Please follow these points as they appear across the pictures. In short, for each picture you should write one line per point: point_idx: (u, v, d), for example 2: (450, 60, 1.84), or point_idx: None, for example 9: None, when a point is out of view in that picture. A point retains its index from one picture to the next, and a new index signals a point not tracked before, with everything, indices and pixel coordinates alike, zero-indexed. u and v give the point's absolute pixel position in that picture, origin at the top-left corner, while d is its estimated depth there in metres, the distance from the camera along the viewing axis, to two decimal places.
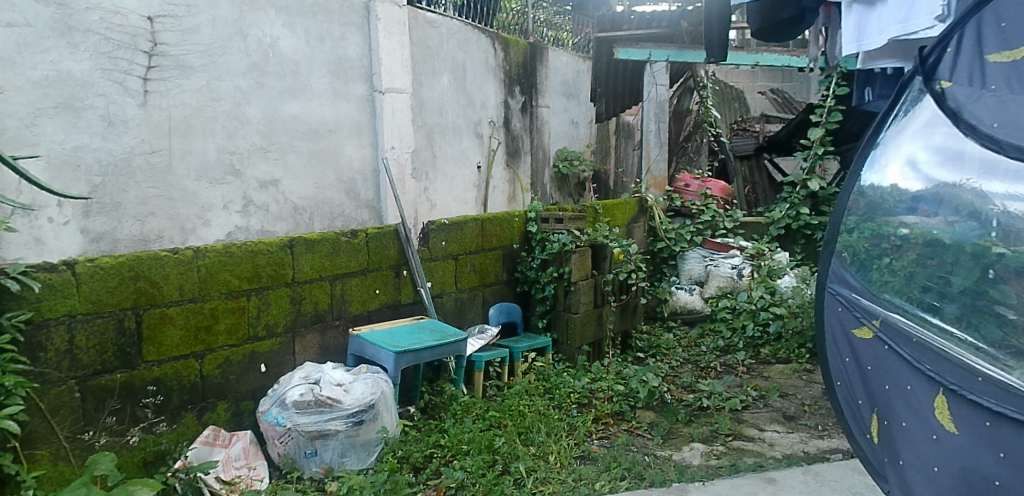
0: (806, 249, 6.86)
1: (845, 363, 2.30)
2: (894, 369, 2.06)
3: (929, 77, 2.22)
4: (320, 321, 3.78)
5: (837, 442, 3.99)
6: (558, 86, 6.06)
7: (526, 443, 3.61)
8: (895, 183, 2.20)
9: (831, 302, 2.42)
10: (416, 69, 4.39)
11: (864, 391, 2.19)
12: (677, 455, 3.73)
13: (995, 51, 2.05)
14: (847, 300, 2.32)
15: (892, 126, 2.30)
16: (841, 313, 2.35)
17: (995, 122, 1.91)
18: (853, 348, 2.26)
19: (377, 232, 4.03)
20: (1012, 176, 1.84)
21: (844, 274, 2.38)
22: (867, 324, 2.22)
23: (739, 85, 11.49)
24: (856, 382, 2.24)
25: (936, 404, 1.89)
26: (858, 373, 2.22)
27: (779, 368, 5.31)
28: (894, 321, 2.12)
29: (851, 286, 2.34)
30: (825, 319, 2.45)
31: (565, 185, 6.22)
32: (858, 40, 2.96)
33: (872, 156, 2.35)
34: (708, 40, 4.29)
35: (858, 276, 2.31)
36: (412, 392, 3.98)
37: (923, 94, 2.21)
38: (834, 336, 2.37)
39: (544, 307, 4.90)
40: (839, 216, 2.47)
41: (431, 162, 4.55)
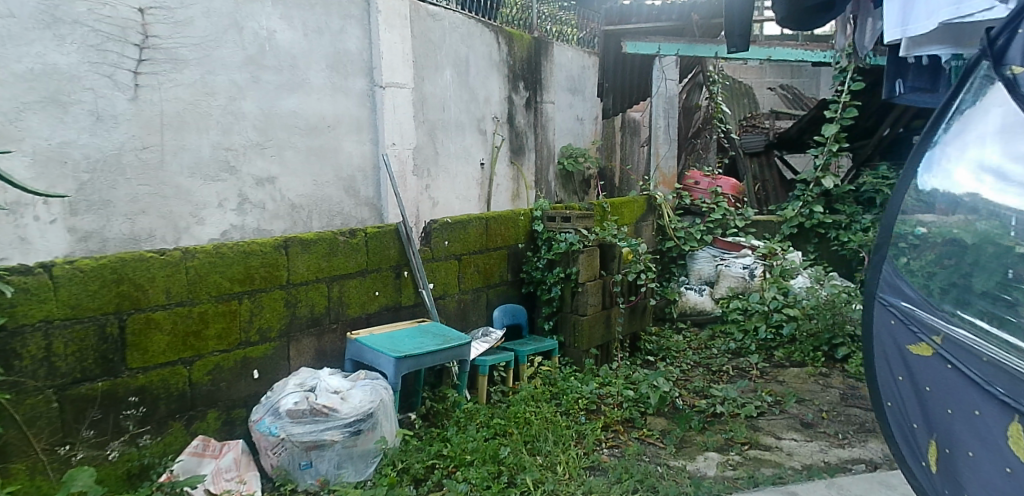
0: (819, 248, 6.65)
1: (897, 381, 2.34)
2: (957, 389, 2.10)
3: (998, 61, 2.17)
4: (317, 325, 3.61)
5: (859, 451, 3.83)
6: (562, 81, 5.88)
7: (532, 453, 3.44)
8: (961, 187, 2.24)
9: (881, 313, 2.48)
10: (418, 64, 4.21)
11: (920, 415, 2.23)
12: (691, 465, 3.57)
13: None
14: (900, 311, 2.39)
15: (952, 125, 2.33)
16: (894, 326, 2.41)
17: None
18: (907, 366, 2.31)
19: (377, 231, 3.85)
20: None
21: (893, 284, 2.45)
22: (925, 341, 2.27)
23: (746, 80, 11.27)
24: (911, 403, 2.28)
25: (1009, 432, 1.90)
26: (915, 393, 2.26)
27: (793, 371, 5.15)
28: (956, 338, 2.16)
29: (904, 297, 2.40)
30: (873, 332, 2.50)
31: (570, 182, 6.05)
32: (904, 24, 2.78)
33: (929, 158, 2.39)
34: (729, 30, 4.11)
35: (912, 285, 2.37)
36: (413, 398, 3.81)
37: (994, 81, 2.18)
38: (884, 351, 2.43)
39: (551, 308, 4.73)
40: (889, 220, 2.50)
41: (433, 159, 4.38)
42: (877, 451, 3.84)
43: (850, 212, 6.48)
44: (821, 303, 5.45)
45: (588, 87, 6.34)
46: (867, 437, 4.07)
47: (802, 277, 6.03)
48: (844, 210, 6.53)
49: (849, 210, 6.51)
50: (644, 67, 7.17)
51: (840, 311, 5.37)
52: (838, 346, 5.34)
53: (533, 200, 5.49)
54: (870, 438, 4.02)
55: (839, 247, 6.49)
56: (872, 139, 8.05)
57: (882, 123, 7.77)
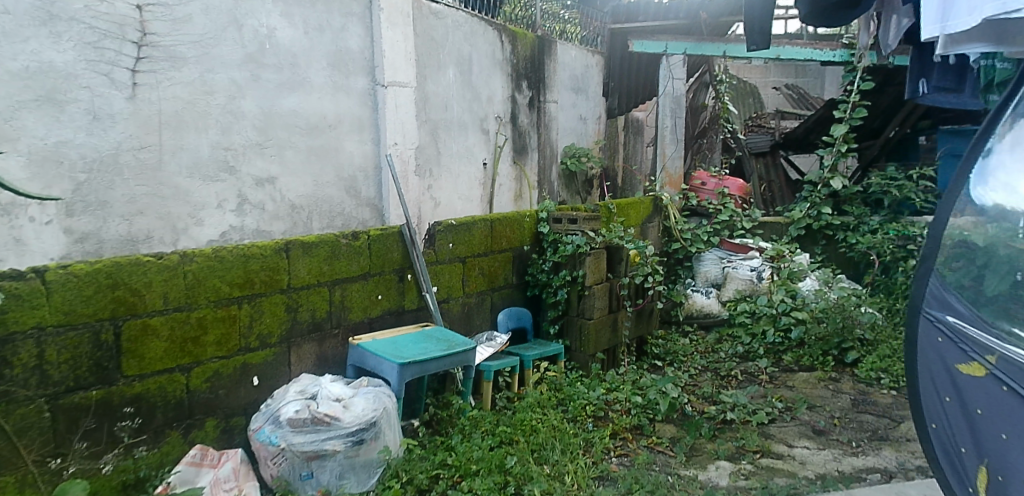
0: (827, 250, 6.56)
1: (944, 403, 2.33)
2: (1010, 412, 2.08)
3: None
4: (318, 330, 3.52)
5: (873, 460, 3.74)
6: (565, 80, 5.78)
7: (539, 462, 3.35)
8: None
9: (927, 329, 2.44)
10: (420, 62, 4.12)
11: (970, 438, 2.21)
12: (702, 475, 3.50)
13: None
14: (947, 327, 2.35)
15: (1008, 133, 2.27)
16: (942, 344, 2.37)
17: None
18: (956, 386, 2.29)
19: (380, 233, 3.76)
20: None
21: (941, 299, 2.40)
22: (977, 360, 2.23)
23: (750, 80, 11.18)
24: (960, 425, 2.26)
25: None
26: (964, 415, 2.24)
27: (803, 376, 5.05)
28: (1009, 357, 2.12)
29: (953, 312, 2.34)
30: (919, 349, 2.46)
31: (573, 182, 5.96)
32: (943, 20, 2.69)
33: (981, 170, 2.31)
34: (748, 24, 4.06)
35: (962, 300, 2.31)
36: (415, 404, 3.71)
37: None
38: (930, 371, 2.40)
39: (556, 312, 4.62)
40: (936, 228, 2.42)
41: (435, 159, 4.29)
42: (892, 459, 3.75)
43: (858, 213, 6.38)
44: (830, 306, 5.38)
45: (592, 86, 6.25)
46: (881, 445, 3.98)
47: (809, 280, 5.94)
48: (852, 211, 6.43)
49: (858, 212, 6.40)
50: (649, 66, 7.07)
51: (848, 314, 5.28)
52: (848, 350, 5.24)
53: (536, 201, 5.41)
54: (884, 446, 3.93)
55: (847, 249, 6.38)
56: (878, 139, 7.95)
57: (890, 124, 7.66)
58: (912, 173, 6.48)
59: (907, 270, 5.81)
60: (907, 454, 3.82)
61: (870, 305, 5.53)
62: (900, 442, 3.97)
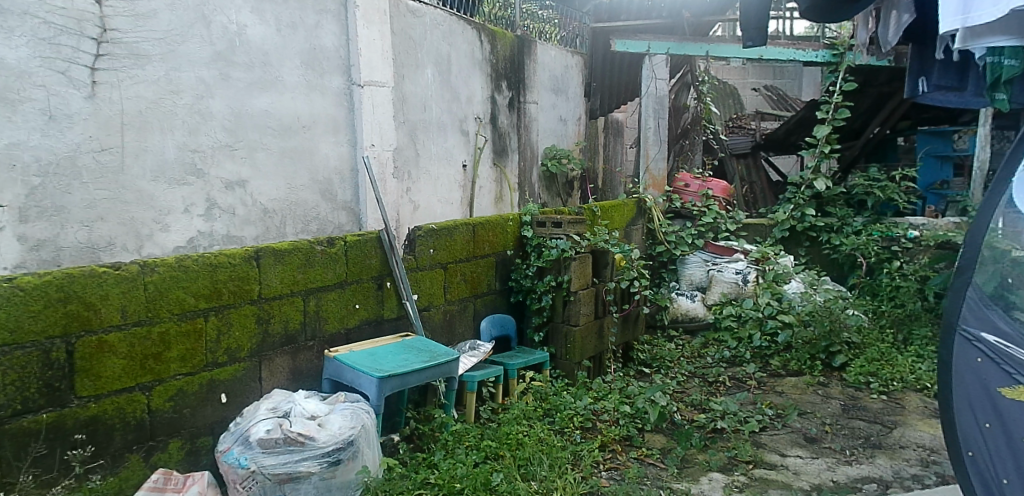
0: (810, 252, 6.40)
1: (985, 431, 2.28)
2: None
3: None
4: (291, 343, 3.34)
5: (867, 468, 3.64)
6: (547, 81, 5.65)
7: (526, 478, 3.19)
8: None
9: (964, 348, 2.35)
10: (398, 61, 3.95)
11: (1015, 469, 2.20)
12: (695, 488, 3.39)
13: None
14: (990, 347, 2.30)
15: None
16: (982, 365, 2.31)
17: None
18: (997, 411, 2.27)
19: (357, 239, 3.58)
20: None
21: (981, 315, 2.33)
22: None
23: (729, 81, 11.07)
24: (1002, 453, 2.24)
25: None
26: (1007, 442, 2.23)
27: (791, 381, 4.95)
28: None
29: (995, 330, 2.30)
30: (951, 368, 2.37)
31: (554, 184, 5.81)
32: (965, 12, 2.74)
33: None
34: (745, 21, 3.95)
35: (1005, 318, 2.29)
36: (396, 417, 3.53)
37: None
38: (967, 394, 2.33)
39: (541, 318, 4.48)
40: (975, 236, 2.34)
41: (414, 161, 4.11)
42: (886, 467, 3.65)
43: (841, 214, 6.25)
44: (817, 310, 5.24)
45: (572, 87, 6.10)
46: (875, 452, 3.88)
47: (796, 282, 5.80)
48: (835, 212, 6.28)
49: (841, 213, 6.26)
50: (631, 66, 6.98)
51: (837, 317, 5.14)
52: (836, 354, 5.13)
53: (517, 204, 5.25)
54: (878, 454, 3.82)
55: (830, 251, 6.27)
56: (858, 141, 7.84)
57: (872, 123, 7.54)
58: (895, 173, 6.40)
59: (892, 272, 5.74)
60: (902, 462, 3.72)
61: (856, 307, 5.45)
62: (893, 449, 3.87)
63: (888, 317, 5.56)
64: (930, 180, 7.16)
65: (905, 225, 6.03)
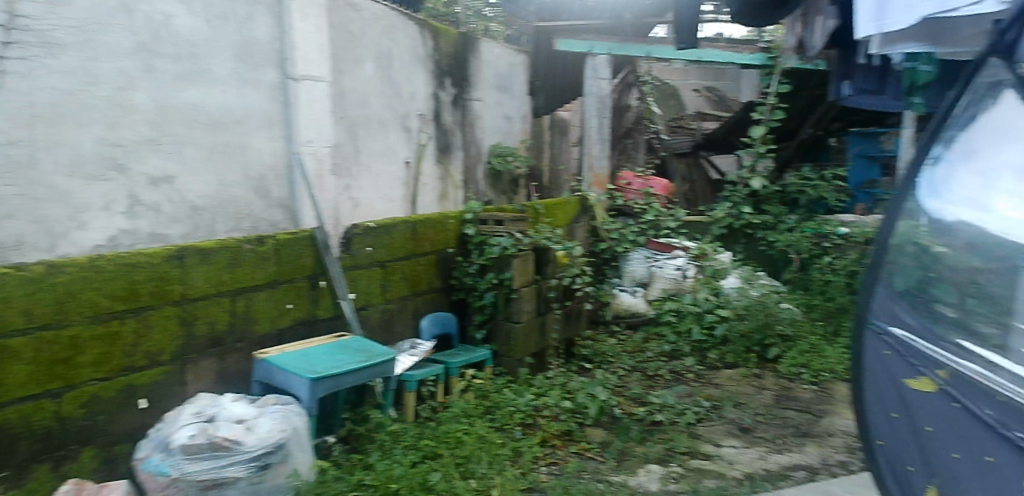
0: (747, 248, 6.61)
1: (890, 420, 2.14)
2: (967, 432, 1.93)
3: (1011, 57, 2.02)
4: (218, 345, 3.26)
5: (797, 456, 3.74)
6: (491, 79, 5.62)
7: (465, 476, 3.20)
8: (1003, 221, 1.99)
9: (872, 342, 2.21)
10: (336, 56, 3.88)
11: (919, 458, 2.06)
12: (632, 480, 3.43)
13: None
14: (897, 340, 2.16)
15: (957, 136, 2.10)
16: (890, 357, 2.17)
17: None
18: (904, 402, 2.11)
19: (289, 238, 3.52)
20: None
21: (890, 308, 2.20)
22: (927, 375, 2.08)
23: (671, 81, 11.24)
24: (909, 444, 2.09)
25: None
26: (912, 433, 2.08)
27: (727, 374, 5.09)
28: (965, 373, 1.98)
29: (902, 323, 2.17)
30: (861, 362, 2.24)
31: (499, 182, 5.78)
32: (880, 19, 2.86)
33: (929, 180, 2.13)
34: (678, 24, 4.02)
35: (911, 311, 2.16)
36: (331, 420, 3.48)
37: (1003, 82, 2.03)
38: (876, 386, 2.20)
39: (482, 316, 4.48)
40: (883, 234, 2.20)
41: (353, 157, 4.04)
42: (815, 455, 3.76)
43: (777, 212, 6.30)
44: (752, 304, 5.38)
45: (516, 85, 6.10)
46: (804, 440, 3.99)
47: (733, 278, 5.83)
48: (771, 209, 6.33)
49: (777, 211, 6.31)
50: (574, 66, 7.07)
51: (770, 313, 5.33)
52: (769, 346, 5.31)
53: (461, 202, 5.23)
54: (807, 442, 3.93)
55: (766, 247, 6.46)
56: (794, 141, 7.98)
57: (805, 125, 7.73)
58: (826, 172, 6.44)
59: (823, 267, 5.98)
60: (829, 449, 3.83)
61: (789, 302, 5.63)
62: (822, 437, 3.99)
63: (820, 310, 5.75)
64: (861, 178, 7.37)
65: (835, 222, 6.22)
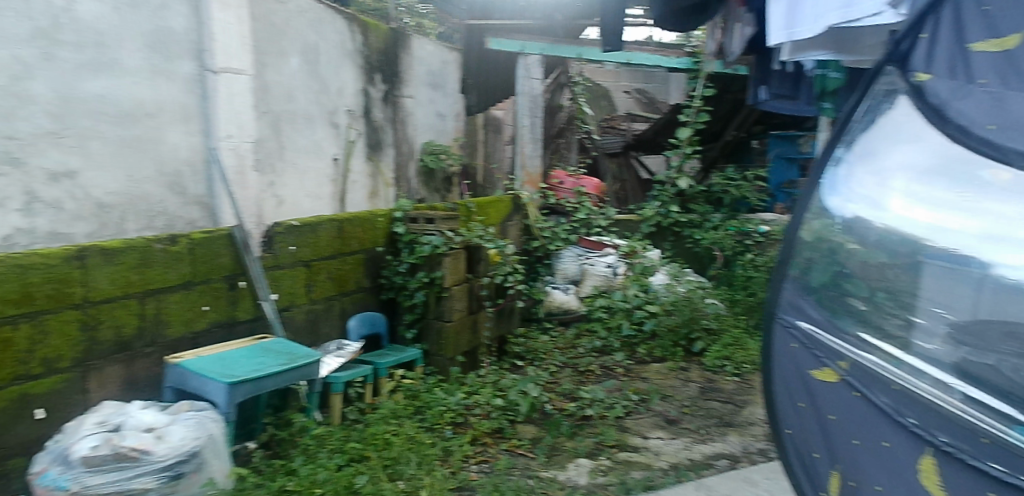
0: (675, 245, 6.73)
1: (797, 409, 2.18)
2: (866, 419, 1.99)
3: (904, 65, 2.10)
4: (125, 350, 3.11)
5: (720, 446, 3.83)
6: (422, 75, 5.56)
7: (393, 478, 3.15)
8: (897, 219, 2.04)
9: (780, 335, 2.27)
10: (259, 48, 3.76)
11: (824, 445, 2.09)
12: (561, 474, 3.44)
13: (979, 39, 1.93)
14: (803, 333, 2.22)
15: (856, 140, 2.18)
16: (796, 350, 2.22)
17: (991, 124, 1.84)
18: (810, 392, 2.16)
19: (204, 237, 3.38)
20: (995, 190, 1.83)
21: (796, 303, 2.26)
22: (830, 365, 2.13)
23: (603, 83, 11.39)
24: (814, 433, 2.13)
25: (922, 466, 1.82)
26: (818, 422, 2.12)
27: (655, 367, 5.19)
28: (864, 364, 2.05)
29: (807, 317, 2.23)
30: (770, 355, 2.29)
31: (432, 180, 5.72)
32: (790, 27, 2.89)
33: (832, 180, 2.20)
34: (603, 25, 4.05)
35: (816, 306, 2.22)
36: (252, 424, 3.38)
37: (898, 89, 2.11)
38: (784, 377, 2.24)
39: (413, 315, 4.42)
40: (789, 232, 2.28)
41: (278, 153, 3.93)
42: (736, 444, 3.86)
43: (702, 211, 6.50)
44: (679, 299, 5.50)
45: (450, 83, 6.05)
46: (727, 430, 4.09)
47: (661, 275, 5.90)
48: (696, 209, 6.53)
49: (702, 209, 6.52)
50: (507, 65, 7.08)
51: (696, 308, 5.50)
52: (695, 340, 5.44)
53: (392, 200, 5.15)
54: (729, 431, 4.03)
55: (693, 245, 6.60)
56: (718, 143, 8.18)
57: (729, 128, 7.94)
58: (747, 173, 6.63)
59: (745, 264, 6.16)
60: (750, 438, 3.94)
61: (714, 297, 5.78)
62: (743, 427, 4.10)
63: (743, 304, 5.93)
64: (781, 179, 7.61)
65: (756, 221, 6.41)
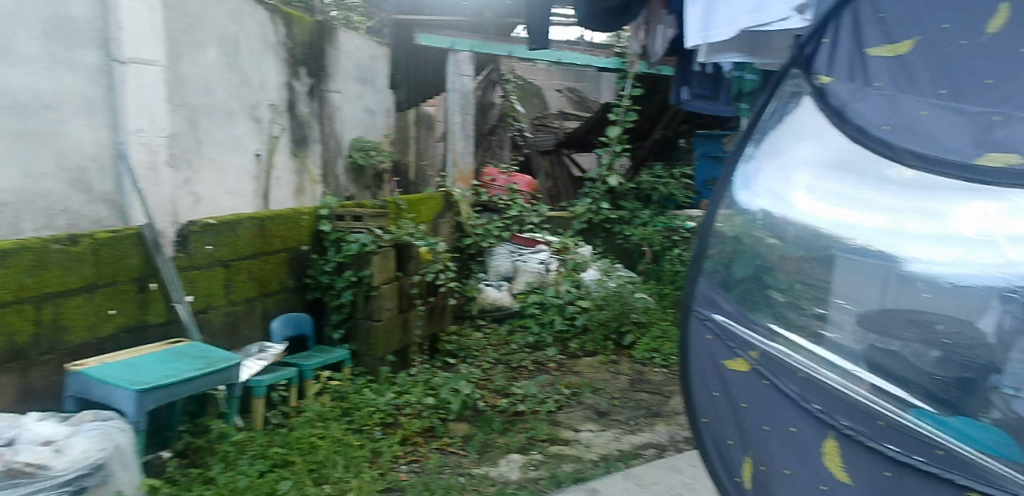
0: (606, 241, 6.77)
1: (712, 398, 2.21)
2: (775, 406, 2.03)
3: (807, 69, 2.20)
4: (20, 358, 2.92)
5: (648, 436, 3.88)
6: (350, 70, 5.43)
7: (318, 483, 3.08)
8: (801, 213, 2.09)
9: (695, 326, 2.31)
10: (173, 38, 3.59)
11: (737, 432, 2.13)
12: (493, 471, 3.42)
13: (875, 45, 2.05)
14: (716, 325, 2.26)
15: (764, 138, 2.24)
16: (710, 341, 2.26)
17: (885, 125, 1.93)
18: (724, 382, 2.19)
19: (109, 236, 3.21)
20: (887, 184, 1.88)
21: (710, 296, 2.31)
22: (742, 356, 2.17)
23: (535, 81, 11.42)
24: (728, 422, 2.16)
25: (826, 449, 1.88)
26: (731, 411, 2.15)
27: (586, 361, 5.23)
28: (773, 353, 2.10)
29: (720, 310, 2.28)
30: (686, 347, 2.31)
31: (361, 177, 5.60)
32: (705, 30, 2.93)
33: (743, 176, 2.27)
34: (530, 23, 4.03)
35: (729, 299, 2.27)
36: (166, 433, 3.22)
37: (802, 91, 2.19)
38: (699, 367, 2.27)
39: (341, 315, 4.32)
40: (704, 227, 2.34)
41: (194, 148, 3.77)
42: (664, 433, 3.92)
43: (631, 208, 6.62)
44: (610, 294, 5.56)
45: (379, 78, 5.94)
46: (655, 420, 4.15)
47: (592, 270, 5.92)
48: (627, 206, 6.64)
49: (632, 207, 6.64)
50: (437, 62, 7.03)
51: (627, 303, 5.57)
52: (625, 334, 5.52)
53: (320, 196, 5.02)
54: (657, 421, 4.10)
55: (623, 241, 6.67)
56: (647, 142, 8.33)
57: (657, 127, 8.12)
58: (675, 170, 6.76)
59: (674, 258, 6.38)
60: (677, 427, 4.01)
61: (643, 291, 5.86)
62: (671, 416, 4.17)
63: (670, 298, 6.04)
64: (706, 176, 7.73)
65: (684, 217, 6.54)
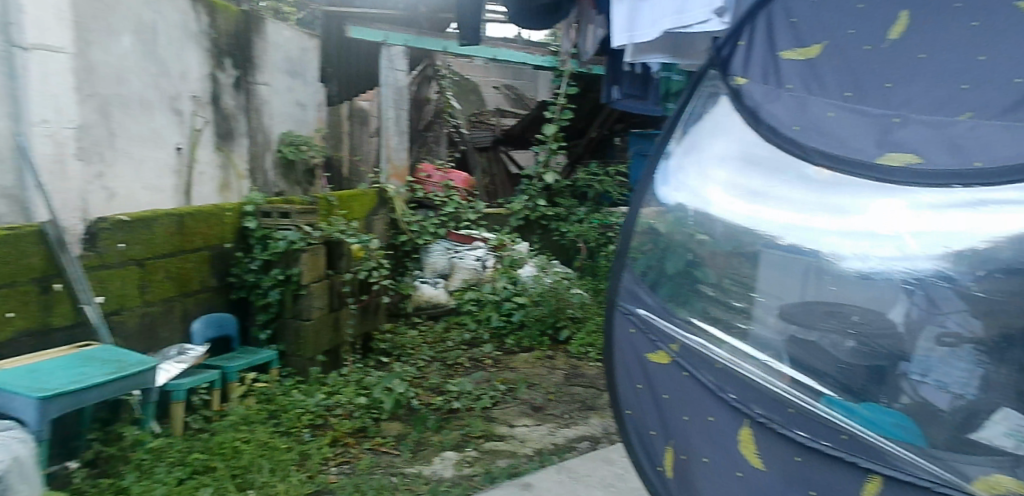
0: (542, 238, 6.80)
1: (636, 392, 2.24)
2: (693, 397, 2.05)
3: (725, 70, 2.24)
4: None
5: (583, 429, 3.90)
6: (279, 62, 5.27)
7: (242, 488, 2.98)
8: (717, 208, 2.11)
9: (620, 321, 2.33)
10: (81, 24, 3.39)
11: (659, 424, 2.15)
12: (427, 469, 3.37)
13: (788, 47, 2.10)
14: (639, 319, 2.27)
15: (684, 137, 2.28)
16: (633, 335, 2.27)
17: (795, 126, 1.95)
18: (646, 375, 2.21)
19: (7, 234, 3.01)
20: (796, 181, 1.91)
21: (633, 290, 2.33)
22: (662, 348, 2.18)
23: (472, 77, 11.35)
24: (651, 414, 2.19)
25: (742, 436, 1.90)
26: (653, 403, 2.18)
27: (522, 357, 5.22)
28: (691, 345, 2.11)
29: (642, 303, 2.29)
30: (612, 343, 2.34)
31: (291, 172, 5.44)
32: (631, 30, 2.91)
33: (664, 173, 2.30)
34: (462, 19, 3.98)
35: (651, 292, 2.29)
36: (74, 442, 3.04)
37: (719, 91, 2.22)
38: (624, 362, 2.29)
39: (267, 315, 4.19)
40: (628, 223, 2.36)
41: (107, 141, 3.57)
42: (598, 426, 3.95)
43: (568, 205, 6.63)
44: (545, 290, 5.57)
45: (309, 70, 5.78)
46: (589, 413, 4.17)
47: (529, 266, 5.94)
48: (565, 204, 6.61)
49: (569, 204, 6.65)
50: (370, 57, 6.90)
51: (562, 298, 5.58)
52: (561, 329, 5.54)
53: (246, 192, 4.85)
54: (592, 414, 4.12)
55: (559, 237, 6.68)
56: (582, 140, 8.38)
57: (592, 126, 8.21)
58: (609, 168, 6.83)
59: (608, 254, 6.43)
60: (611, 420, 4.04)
61: (579, 287, 5.89)
62: (605, 409, 4.20)
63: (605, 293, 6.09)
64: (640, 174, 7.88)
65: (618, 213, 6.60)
